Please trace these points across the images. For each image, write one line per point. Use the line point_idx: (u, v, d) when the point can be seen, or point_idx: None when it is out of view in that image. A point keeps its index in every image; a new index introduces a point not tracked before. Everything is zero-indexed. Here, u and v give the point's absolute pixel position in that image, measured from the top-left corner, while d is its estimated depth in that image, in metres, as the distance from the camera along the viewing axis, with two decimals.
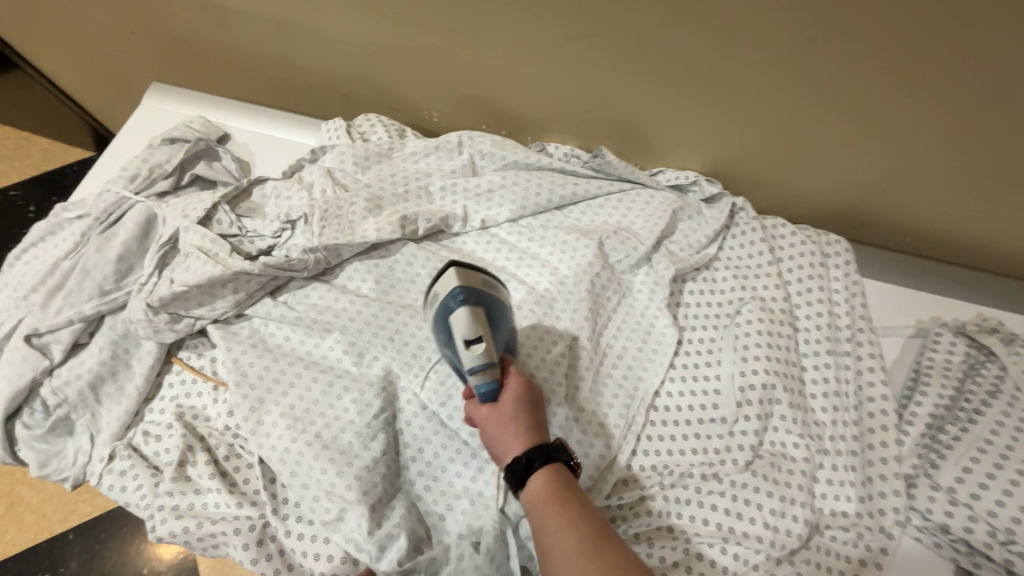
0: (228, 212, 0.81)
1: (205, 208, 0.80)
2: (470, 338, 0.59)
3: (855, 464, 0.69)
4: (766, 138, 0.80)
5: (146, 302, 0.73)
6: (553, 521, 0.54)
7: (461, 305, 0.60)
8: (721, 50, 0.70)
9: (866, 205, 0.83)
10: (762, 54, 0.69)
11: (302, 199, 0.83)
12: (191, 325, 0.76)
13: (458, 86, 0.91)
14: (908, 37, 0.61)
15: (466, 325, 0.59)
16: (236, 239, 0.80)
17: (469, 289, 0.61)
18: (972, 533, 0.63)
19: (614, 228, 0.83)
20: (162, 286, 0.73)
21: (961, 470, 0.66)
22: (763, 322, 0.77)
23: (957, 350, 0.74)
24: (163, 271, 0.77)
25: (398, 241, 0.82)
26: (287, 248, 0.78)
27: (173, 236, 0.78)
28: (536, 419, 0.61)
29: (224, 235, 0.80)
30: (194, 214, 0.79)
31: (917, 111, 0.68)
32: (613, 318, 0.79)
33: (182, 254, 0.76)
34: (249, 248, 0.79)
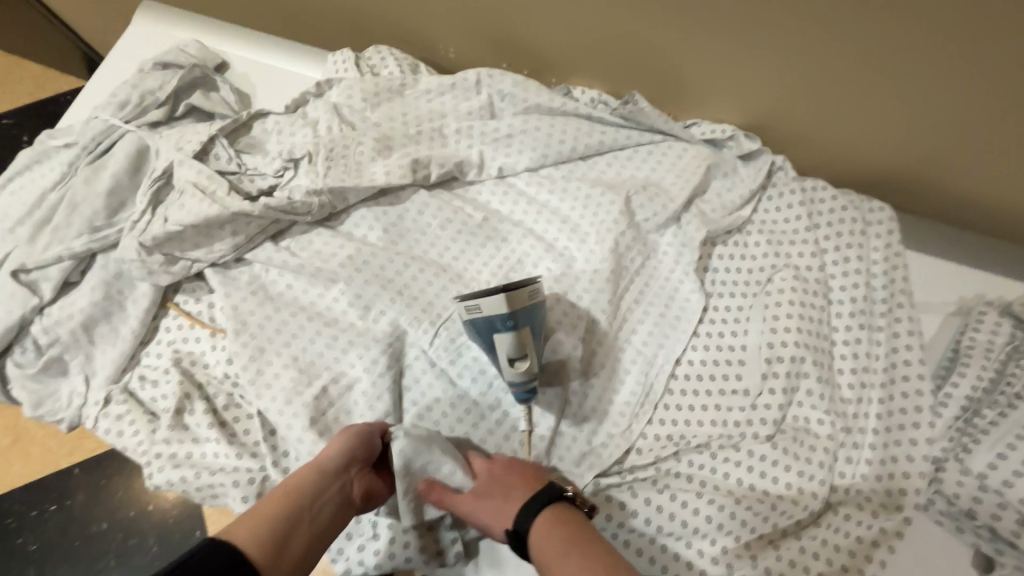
0: (226, 147, 0.75)
1: (201, 140, 0.74)
2: (515, 357, 0.56)
3: (880, 444, 0.66)
4: (816, 89, 0.72)
5: (139, 240, 0.69)
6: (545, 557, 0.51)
7: (508, 331, 0.55)
8: None
9: (920, 168, 0.76)
10: None
11: (305, 136, 0.77)
12: (188, 268, 0.72)
13: (478, 17, 0.82)
14: None
15: (512, 348, 0.56)
16: (235, 177, 0.74)
17: (518, 313, 0.54)
18: (999, 519, 0.61)
19: (643, 184, 0.77)
20: (156, 225, 0.69)
21: (995, 456, 0.63)
22: (796, 291, 0.72)
23: (1001, 331, 0.70)
24: (157, 209, 0.72)
25: (409, 187, 0.77)
26: (290, 189, 0.73)
27: (168, 169, 0.73)
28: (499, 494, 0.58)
29: (222, 172, 0.74)
30: (189, 146, 0.74)
31: (995, 65, 0.60)
32: (636, 281, 0.74)
33: (177, 190, 0.71)
34: (248, 188, 0.73)
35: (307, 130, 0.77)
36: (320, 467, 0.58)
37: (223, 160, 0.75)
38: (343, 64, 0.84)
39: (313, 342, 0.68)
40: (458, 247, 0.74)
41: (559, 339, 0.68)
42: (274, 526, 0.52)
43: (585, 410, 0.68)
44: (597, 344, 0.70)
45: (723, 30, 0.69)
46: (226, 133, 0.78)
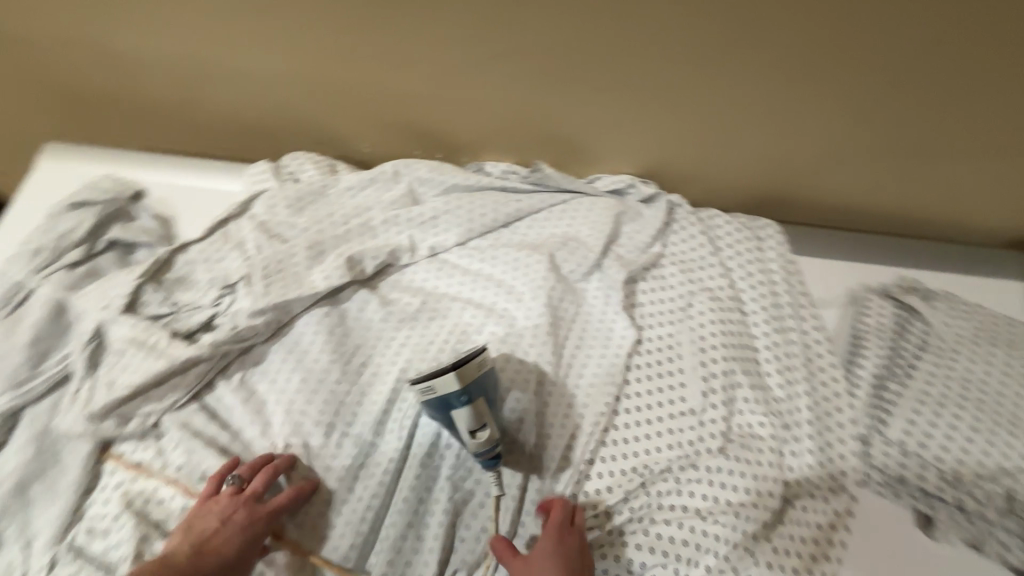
0: (156, 292, 0.76)
1: (127, 293, 0.74)
2: (474, 429, 0.59)
3: (813, 433, 0.74)
4: (694, 136, 0.84)
5: (86, 412, 0.68)
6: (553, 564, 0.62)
7: (463, 406, 0.57)
8: (651, 51, 0.73)
9: (794, 185, 0.88)
10: (690, 53, 0.72)
11: (237, 261, 0.78)
12: (142, 424, 0.70)
13: (387, 113, 0.89)
14: (820, 24, 0.67)
15: (471, 420, 0.59)
16: (171, 318, 0.75)
17: (469, 387, 0.57)
18: (925, 479, 0.70)
19: (566, 238, 0.84)
20: (102, 391, 0.69)
21: (907, 422, 0.72)
22: (714, 311, 0.81)
23: (887, 313, 0.81)
24: (96, 373, 0.71)
25: (349, 286, 0.80)
26: (232, 315, 0.74)
27: (98, 331, 0.72)
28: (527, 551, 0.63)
29: (156, 317, 0.74)
30: (116, 302, 0.73)
31: (829, 94, 0.74)
32: (575, 328, 0.79)
33: (115, 351, 0.71)
34: (178, 326, 0.74)
35: (237, 246, 0.80)
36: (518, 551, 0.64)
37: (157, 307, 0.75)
38: (263, 175, 0.88)
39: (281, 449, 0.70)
40: (404, 332, 0.77)
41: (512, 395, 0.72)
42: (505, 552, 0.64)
43: (551, 461, 0.71)
44: (550, 394, 0.74)
45: (610, 97, 0.80)
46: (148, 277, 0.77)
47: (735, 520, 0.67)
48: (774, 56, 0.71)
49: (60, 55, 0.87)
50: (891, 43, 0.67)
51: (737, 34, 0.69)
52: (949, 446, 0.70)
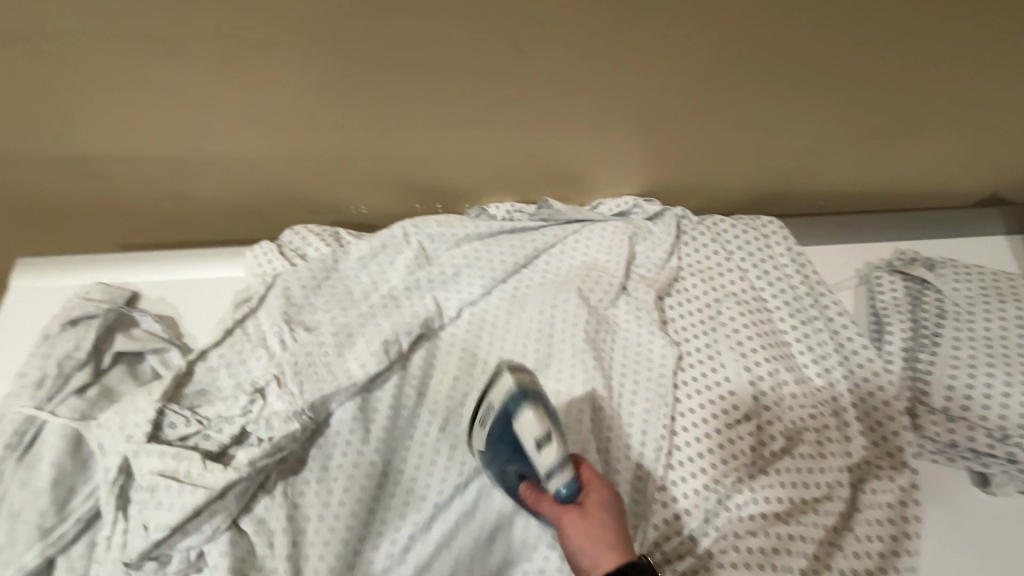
0: (179, 411, 0.69)
1: (150, 418, 0.67)
2: (558, 462, 0.61)
3: (861, 414, 0.77)
4: (690, 148, 0.86)
5: (123, 561, 0.63)
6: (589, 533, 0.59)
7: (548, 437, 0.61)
8: (646, 73, 0.74)
9: (787, 181, 0.92)
10: (683, 70, 0.74)
11: (262, 365, 0.74)
12: (186, 559, 0.65)
13: (384, 173, 0.87)
14: (804, 30, 0.70)
15: (555, 453, 0.61)
16: (200, 438, 0.69)
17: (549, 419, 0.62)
18: (975, 440, 0.73)
19: (588, 269, 0.85)
20: (139, 536, 0.63)
21: (946, 389, 0.75)
22: (744, 314, 0.83)
23: (898, 287, 0.85)
24: (127, 513, 0.65)
25: (384, 372, 0.76)
26: (265, 421, 0.69)
27: (124, 464, 0.66)
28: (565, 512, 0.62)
29: (183, 440, 0.68)
30: (138, 432, 0.66)
31: (815, 91, 0.78)
32: (617, 358, 0.79)
33: (145, 486, 0.65)
34: (207, 445, 0.68)
35: (260, 341, 0.76)
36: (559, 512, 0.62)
37: (185, 424, 0.69)
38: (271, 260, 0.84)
39: (356, 541, 0.68)
40: (448, 392, 0.77)
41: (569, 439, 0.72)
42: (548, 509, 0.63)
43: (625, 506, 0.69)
44: (610, 430, 0.74)
45: (609, 123, 0.81)
46: (168, 395, 0.71)
47: (815, 517, 0.69)
48: (763, 63, 0.74)
49: (21, 166, 0.80)
50: (871, 39, 0.71)
51: (729, 46, 0.71)
52: (991, 404, 0.73)
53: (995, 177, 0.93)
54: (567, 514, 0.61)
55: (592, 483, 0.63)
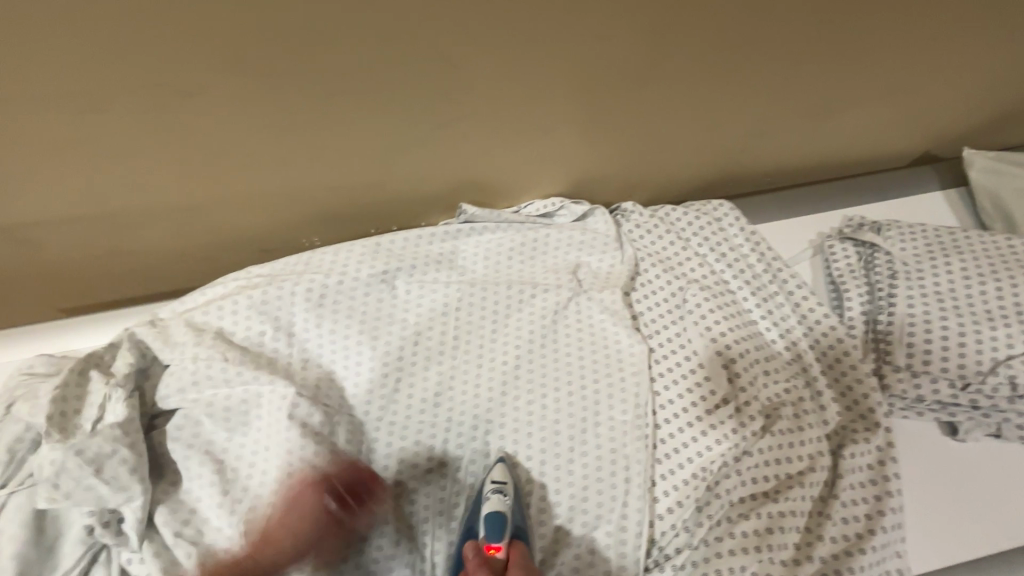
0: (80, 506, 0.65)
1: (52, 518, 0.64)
2: (495, 492, 0.69)
3: (831, 380, 0.79)
4: (635, 143, 0.87)
5: None
6: None
7: (501, 474, 0.71)
8: (582, 76, 0.75)
9: (732, 164, 0.95)
10: (618, 68, 0.75)
11: (226, 419, 0.73)
12: None
13: (333, 204, 0.86)
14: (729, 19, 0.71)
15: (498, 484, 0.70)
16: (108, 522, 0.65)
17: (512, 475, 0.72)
18: (939, 391, 0.75)
19: (563, 271, 0.87)
20: None
21: (907, 346, 0.78)
22: (708, 299, 0.84)
23: (850, 253, 0.88)
24: None
25: (364, 416, 0.76)
26: (229, 489, 0.69)
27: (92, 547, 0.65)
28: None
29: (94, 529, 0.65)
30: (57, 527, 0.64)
31: (747, 76, 0.80)
32: (590, 360, 0.80)
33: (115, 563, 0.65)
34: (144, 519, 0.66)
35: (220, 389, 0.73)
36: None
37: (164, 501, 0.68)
38: (233, 306, 0.78)
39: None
40: (427, 414, 0.77)
41: (554, 443, 0.75)
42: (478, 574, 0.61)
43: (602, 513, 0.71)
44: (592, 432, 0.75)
45: (553, 127, 0.81)
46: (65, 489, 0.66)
47: (801, 489, 0.71)
48: (694, 52, 0.75)
49: None
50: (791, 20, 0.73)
51: (659, 42, 0.72)
52: (950, 356, 0.75)
53: (922, 137, 0.97)
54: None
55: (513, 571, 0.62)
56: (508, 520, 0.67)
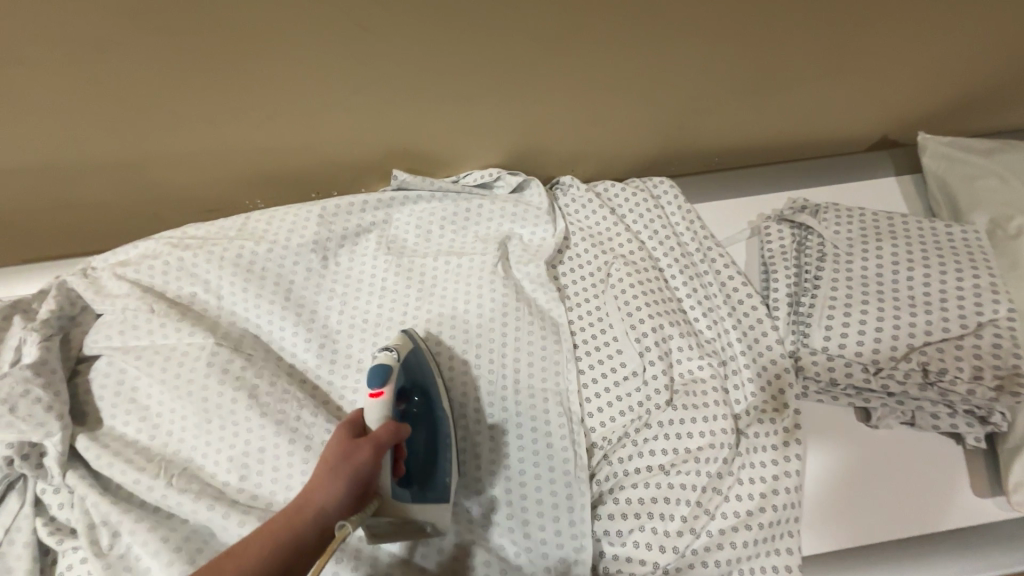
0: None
1: None
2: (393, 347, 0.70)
3: (749, 360, 0.78)
4: (568, 116, 0.85)
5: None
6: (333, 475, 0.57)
7: (403, 338, 0.73)
8: (499, 44, 0.73)
9: (674, 141, 0.93)
10: (535, 36, 0.72)
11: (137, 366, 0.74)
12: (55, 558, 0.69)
13: (269, 167, 0.88)
14: None
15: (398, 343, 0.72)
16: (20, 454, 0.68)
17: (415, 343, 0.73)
18: (852, 375, 0.74)
19: (492, 242, 0.87)
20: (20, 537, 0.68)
21: (825, 328, 0.76)
22: (632, 274, 0.84)
23: (785, 234, 0.86)
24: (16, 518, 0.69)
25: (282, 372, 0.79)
26: (141, 432, 0.73)
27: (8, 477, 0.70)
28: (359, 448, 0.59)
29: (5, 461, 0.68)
30: None
31: (678, 49, 0.76)
32: (507, 331, 0.80)
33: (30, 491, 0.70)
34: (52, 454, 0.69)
35: (142, 338, 0.76)
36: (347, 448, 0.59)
37: (84, 435, 0.72)
38: (162, 264, 0.81)
39: None
40: (342, 373, 0.79)
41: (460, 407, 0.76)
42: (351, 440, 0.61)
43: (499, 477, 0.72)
44: (498, 399, 0.75)
45: (477, 97, 0.80)
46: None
47: (697, 464, 0.71)
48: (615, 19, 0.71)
49: None
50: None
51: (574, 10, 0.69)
52: (865, 340, 0.74)
53: (879, 122, 0.94)
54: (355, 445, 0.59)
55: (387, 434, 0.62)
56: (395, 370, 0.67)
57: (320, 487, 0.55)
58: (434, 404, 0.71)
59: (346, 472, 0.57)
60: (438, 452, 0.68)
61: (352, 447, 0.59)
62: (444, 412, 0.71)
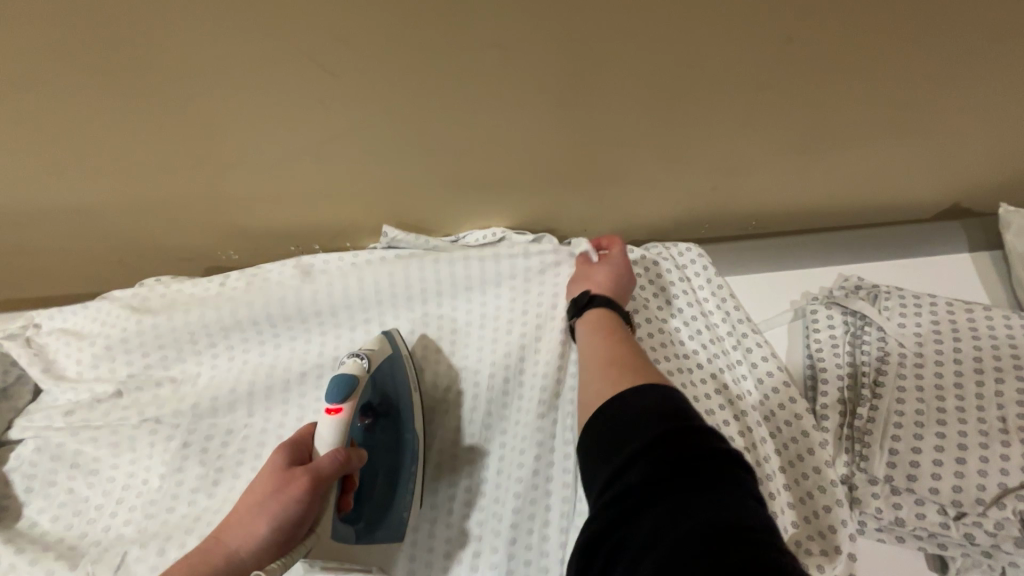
0: None
1: None
2: (365, 351, 0.63)
3: (790, 481, 0.64)
4: (583, 178, 0.74)
5: None
6: (253, 520, 0.49)
7: (381, 341, 0.65)
8: (502, 105, 0.62)
9: (706, 205, 0.80)
10: (543, 96, 0.61)
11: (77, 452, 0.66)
12: None
13: (244, 220, 0.78)
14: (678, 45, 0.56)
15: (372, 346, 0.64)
16: None
17: (392, 350, 0.66)
18: (926, 518, 0.59)
19: (487, 310, 0.74)
20: None
21: (889, 454, 0.62)
22: (649, 364, 0.71)
23: (835, 322, 0.72)
24: None
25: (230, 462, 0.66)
26: (65, 533, 0.63)
27: None
28: (290, 487, 0.51)
29: None
30: None
31: (713, 111, 0.64)
32: (498, 427, 0.69)
33: None
34: None
35: (89, 418, 0.68)
36: (275, 486, 0.51)
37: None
38: (107, 335, 0.70)
39: None
40: None
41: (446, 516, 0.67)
42: (281, 473, 0.52)
43: None
44: (485, 510, 0.67)
45: (478, 158, 0.69)
46: None
47: None
48: (638, 81, 0.60)
49: None
50: (762, 51, 0.57)
51: (588, 71, 0.58)
52: (943, 475, 0.60)
53: (951, 189, 0.79)
54: (283, 483, 0.51)
55: (325, 469, 0.52)
56: (361, 384, 0.58)
57: (241, 522, 0.49)
58: (404, 426, 0.65)
59: (269, 509, 0.49)
60: (396, 480, 0.63)
61: (285, 479, 0.51)
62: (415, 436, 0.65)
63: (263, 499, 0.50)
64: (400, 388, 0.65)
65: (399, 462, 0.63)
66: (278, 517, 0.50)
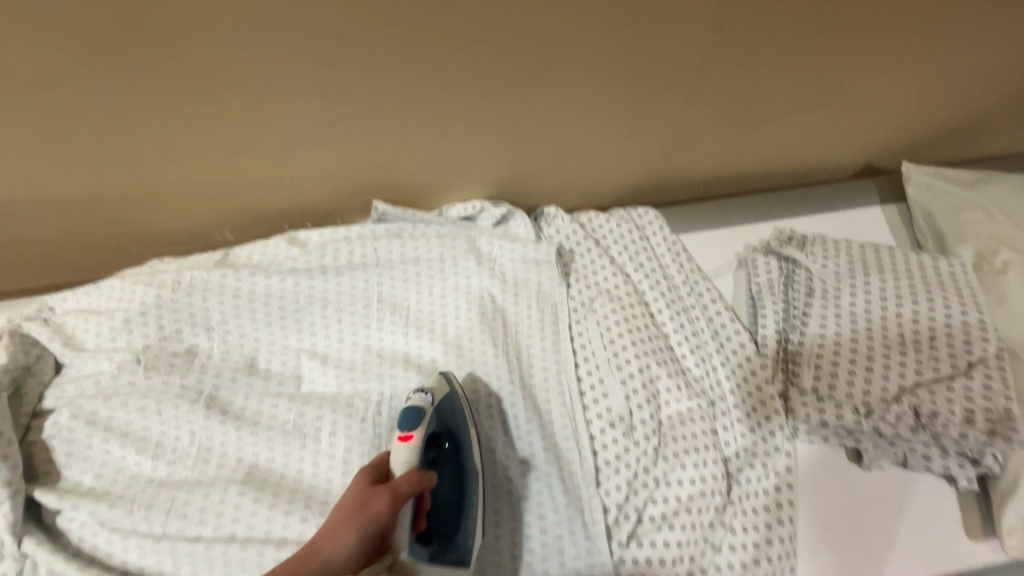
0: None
1: None
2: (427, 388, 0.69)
3: (740, 400, 0.76)
4: (553, 153, 0.83)
5: None
6: (341, 533, 0.56)
7: (440, 380, 0.71)
8: (481, 89, 0.70)
9: (661, 172, 0.91)
10: (517, 80, 0.70)
11: (106, 417, 0.72)
12: None
13: (240, 202, 0.84)
14: (629, 35, 0.65)
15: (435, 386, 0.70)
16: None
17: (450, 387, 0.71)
18: (844, 418, 0.72)
19: (473, 272, 0.84)
20: None
21: (814, 370, 0.75)
22: (617, 312, 0.82)
23: (772, 268, 0.85)
24: None
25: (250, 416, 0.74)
26: (104, 489, 0.69)
27: None
28: (372, 508, 0.57)
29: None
30: None
31: (662, 90, 0.74)
32: (492, 372, 0.77)
33: None
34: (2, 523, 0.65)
35: (117, 384, 0.73)
36: (359, 504, 0.57)
37: (40, 495, 0.68)
38: (122, 310, 0.76)
39: None
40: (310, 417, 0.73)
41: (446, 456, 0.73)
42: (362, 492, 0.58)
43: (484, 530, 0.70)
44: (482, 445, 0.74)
45: (458, 137, 0.77)
46: None
47: (690, 518, 0.69)
48: (598, 65, 0.69)
49: None
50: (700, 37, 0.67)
51: (555, 58, 0.67)
52: (855, 381, 0.73)
53: (865, 151, 0.93)
54: (364, 503, 0.57)
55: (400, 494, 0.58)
56: (427, 415, 0.65)
57: (332, 538, 0.56)
58: (464, 457, 0.69)
59: (354, 524, 0.56)
60: (461, 511, 0.66)
61: (367, 499, 0.57)
62: (476, 467, 0.69)
63: (348, 514, 0.56)
64: (458, 421, 0.70)
65: (463, 492, 0.67)
66: (362, 533, 0.56)
